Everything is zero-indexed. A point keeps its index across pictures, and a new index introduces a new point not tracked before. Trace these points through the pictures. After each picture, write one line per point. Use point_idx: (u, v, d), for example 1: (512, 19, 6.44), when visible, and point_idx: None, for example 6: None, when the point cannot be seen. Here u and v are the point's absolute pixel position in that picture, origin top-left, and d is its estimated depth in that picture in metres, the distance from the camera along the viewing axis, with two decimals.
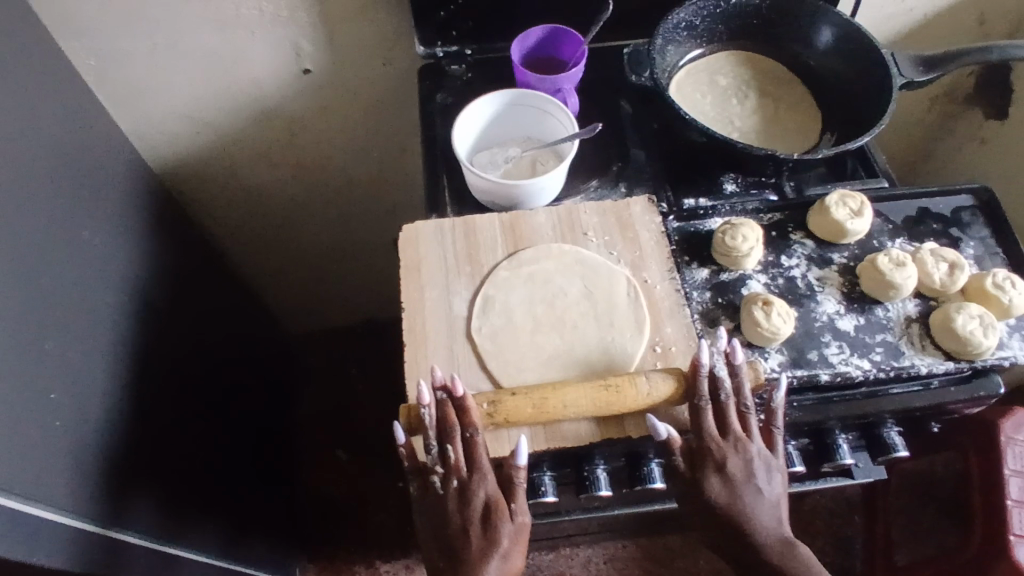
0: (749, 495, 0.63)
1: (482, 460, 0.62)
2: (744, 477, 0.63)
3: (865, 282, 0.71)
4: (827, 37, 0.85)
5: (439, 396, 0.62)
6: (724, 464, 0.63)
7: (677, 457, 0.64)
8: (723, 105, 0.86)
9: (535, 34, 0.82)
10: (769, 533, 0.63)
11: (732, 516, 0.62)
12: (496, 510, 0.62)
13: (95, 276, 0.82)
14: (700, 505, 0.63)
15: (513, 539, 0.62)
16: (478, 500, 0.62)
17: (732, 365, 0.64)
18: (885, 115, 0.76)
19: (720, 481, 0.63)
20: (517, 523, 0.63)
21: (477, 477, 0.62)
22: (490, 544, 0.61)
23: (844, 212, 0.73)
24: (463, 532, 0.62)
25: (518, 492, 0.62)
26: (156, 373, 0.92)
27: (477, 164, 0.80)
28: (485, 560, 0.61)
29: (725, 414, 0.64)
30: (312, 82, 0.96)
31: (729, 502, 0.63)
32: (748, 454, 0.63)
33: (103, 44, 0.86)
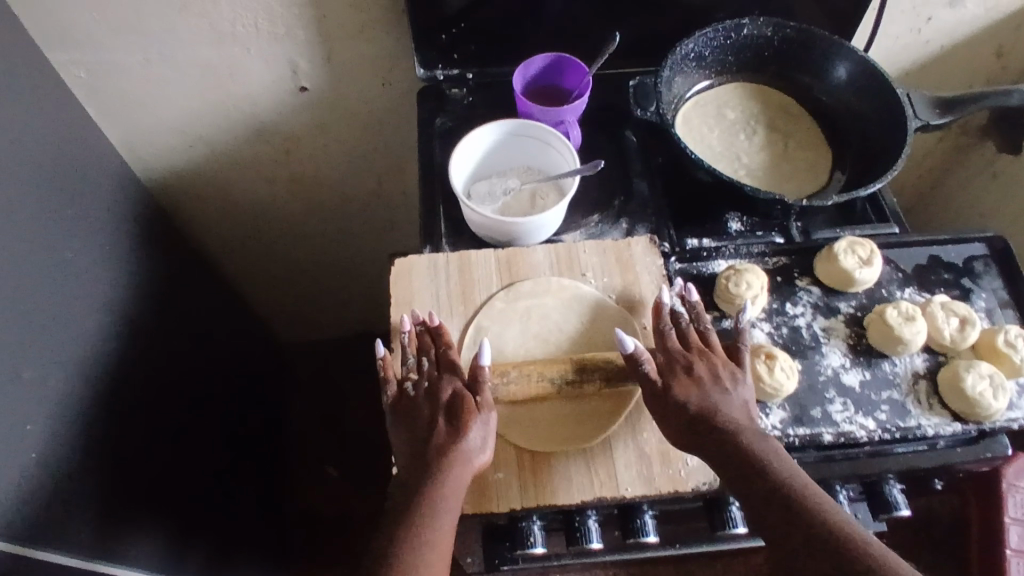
0: (717, 394, 0.61)
1: (453, 365, 0.64)
2: (710, 379, 0.61)
3: (872, 335, 0.68)
4: (841, 73, 0.82)
5: (418, 325, 0.67)
6: (690, 366, 0.62)
7: (647, 366, 0.62)
8: (730, 140, 0.83)
9: (538, 63, 0.79)
10: (741, 427, 0.59)
11: (701, 413, 0.60)
12: (463, 399, 0.61)
13: (78, 299, 0.80)
14: (668, 408, 0.60)
15: (483, 429, 0.60)
16: (447, 394, 0.62)
17: (689, 300, 0.67)
18: (900, 158, 0.73)
19: (687, 382, 0.61)
20: (486, 415, 0.61)
21: (447, 376, 0.63)
22: (457, 429, 0.59)
23: (853, 260, 0.70)
24: (432, 424, 0.60)
25: (482, 383, 0.62)
26: (141, 396, 0.89)
27: (474, 196, 0.77)
28: (452, 440, 0.59)
29: (687, 332, 0.64)
30: (309, 99, 0.93)
31: (698, 402, 0.60)
32: (714, 362, 0.62)
33: (92, 58, 0.83)
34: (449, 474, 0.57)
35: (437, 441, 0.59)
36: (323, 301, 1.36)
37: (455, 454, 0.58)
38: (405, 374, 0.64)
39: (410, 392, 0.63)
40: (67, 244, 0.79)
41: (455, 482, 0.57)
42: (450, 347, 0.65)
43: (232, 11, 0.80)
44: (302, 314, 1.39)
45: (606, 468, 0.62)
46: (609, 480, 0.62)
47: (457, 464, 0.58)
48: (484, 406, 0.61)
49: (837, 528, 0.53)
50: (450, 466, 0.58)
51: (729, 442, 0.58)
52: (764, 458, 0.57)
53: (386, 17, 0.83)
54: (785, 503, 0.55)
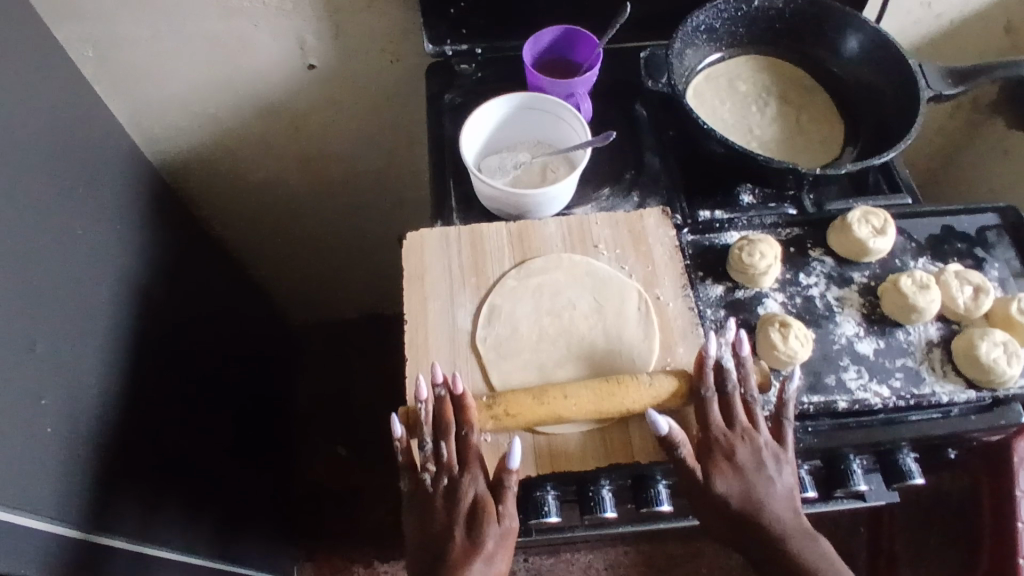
0: (760, 485, 0.59)
1: (474, 459, 0.60)
2: (754, 467, 0.59)
3: (886, 304, 0.68)
4: (853, 45, 0.82)
5: (439, 392, 0.61)
6: (733, 453, 0.59)
7: (683, 452, 0.59)
8: (742, 112, 0.83)
9: (548, 36, 0.79)
10: (785, 528, 0.58)
11: (744, 510, 0.58)
12: (483, 510, 0.58)
13: (90, 275, 0.80)
14: (709, 501, 0.59)
15: (500, 543, 0.59)
16: (467, 498, 0.59)
17: (737, 356, 0.62)
18: (914, 127, 0.73)
19: (730, 473, 0.59)
20: (505, 527, 0.59)
21: (468, 476, 0.59)
22: (476, 543, 0.58)
23: (867, 229, 0.70)
24: (448, 532, 0.58)
25: (507, 494, 0.59)
26: (153, 373, 0.90)
27: (485, 170, 0.77)
28: (469, 562, 0.57)
29: (731, 404, 0.61)
30: (317, 77, 0.93)
31: (741, 497, 0.59)
32: (757, 445, 0.60)
33: (99, 32, 0.83)
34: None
35: (454, 554, 0.57)
36: (330, 284, 1.36)
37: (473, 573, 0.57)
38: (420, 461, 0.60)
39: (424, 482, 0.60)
40: (76, 218, 0.79)
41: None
42: (474, 434, 0.60)
43: None
44: (310, 297, 1.39)
45: (622, 439, 0.63)
46: (625, 452, 0.63)
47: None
48: (504, 520, 0.59)
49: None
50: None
51: (770, 545, 0.58)
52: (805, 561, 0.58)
53: None
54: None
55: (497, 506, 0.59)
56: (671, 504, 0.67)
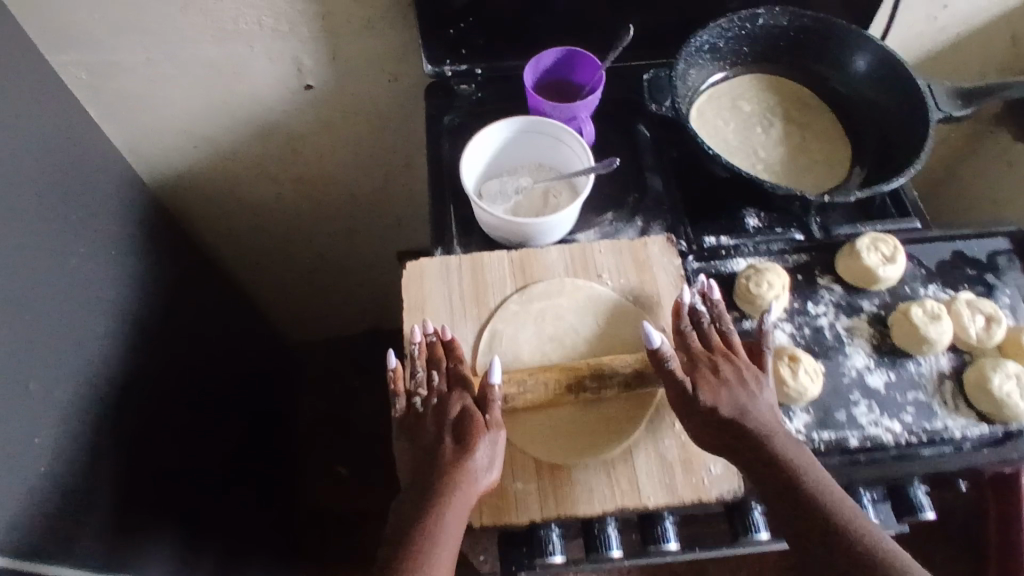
0: (744, 399, 0.60)
1: (461, 381, 0.63)
2: (737, 381, 0.61)
3: (896, 334, 0.67)
4: (862, 65, 0.79)
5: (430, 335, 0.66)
6: (718, 368, 0.61)
7: (674, 365, 0.60)
8: (747, 133, 0.81)
9: (550, 57, 0.77)
10: (771, 436, 0.59)
11: (730, 421, 0.59)
12: (471, 419, 0.60)
13: (84, 304, 0.78)
14: (698, 413, 0.60)
15: (492, 449, 0.60)
16: (455, 412, 0.61)
17: (710, 299, 0.66)
18: (924, 150, 0.70)
19: (716, 388, 0.60)
20: (494, 434, 0.60)
21: (455, 394, 0.62)
22: (465, 447, 0.59)
23: (876, 257, 0.68)
24: (438, 443, 0.60)
25: (491, 401, 0.61)
26: (150, 400, 0.89)
27: (485, 195, 0.76)
28: (459, 466, 0.58)
29: (709, 334, 0.64)
30: (314, 98, 0.91)
31: (728, 408, 0.60)
32: (740, 363, 0.62)
33: (93, 56, 0.81)
34: (457, 496, 0.57)
35: (444, 462, 0.59)
36: (329, 301, 1.35)
37: (461, 474, 0.58)
38: (412, 389, 0.64)
39: (417, 410, 0.63)
40: (71, 248, 0.77)
41: (464, 504, 0.57)
42: (461, 361, 0.64)
43: (235, 7, 0.78)
44: (309, 314, 1.38)
45: (628, 474, 0.62)
46: (631, 489, 0.61)
47: (465, 487, 0.58)
48: (493, 428, 0.60)
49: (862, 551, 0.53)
50: (459, 488, 0.57)
51: (757, 455, 0.58)
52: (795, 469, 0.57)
53: (392, 12, 0.81)
54: (804, 521, 0.56)
55: (484, 417, 0.61)
56: (678, 542, 0.65)
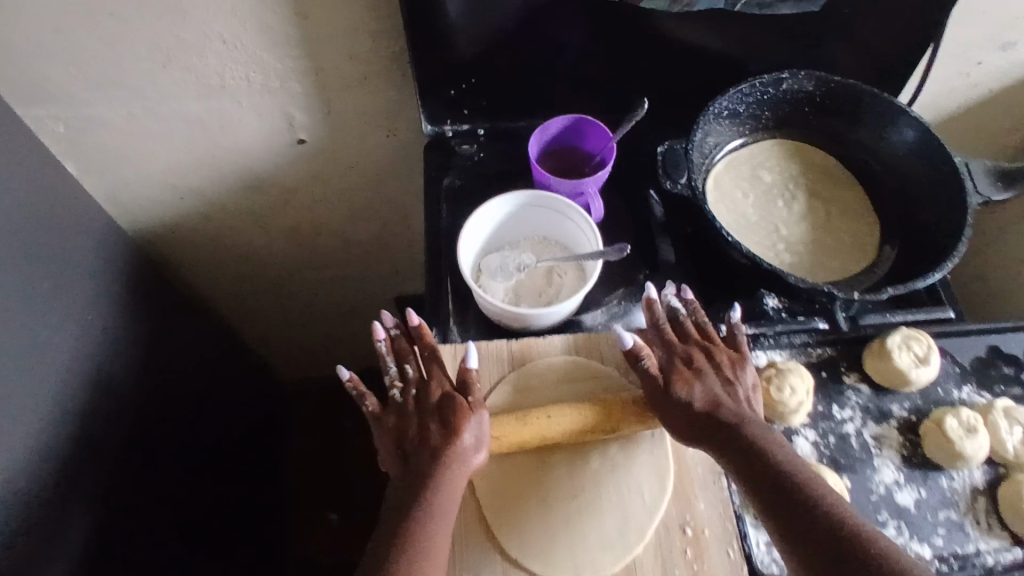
0: (720, 390, 0.60)
1: (439, 369, 0.63)
2: (713, 371, 0.61)
3: (928, 447, 0.62)
4: (908, 135, 0.71)
5: (394, 333, 0.66)
6: (692, 360, 0.61)
7: (649, 363, 0.61)
8: (767, 207, 0.75)
9: (556, 125, 0.72)
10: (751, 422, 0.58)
11: (707, 411, 0.59)
12: (454, 402, 0.60)
13: (59, 378, 0.73)
14: (676, 408, 0.59)
15: (480, 428, 0.60)
16: (436, 399, 0.61)
17: (684, 299, 0.66)
18: (960, 242, 0.65)
19: (692, 381, 0.60)
20: (480, 415, 0.60)
21: (434, 381, 0.62)
22: (451, 431, 0.59)
23: (908, 357, 0.63)
24: (424, 431, 0.60)
25: (471, 383, 0.62)
26: (128, 470, 0.84)
27: (485, 269, 0.71)
28: (450, 450, 0.58)
29: (685, 328, 0.64)
30: (307, 151, 0.86)
31: (704, 401, 0.59)
32: (717, 354, 0.62)
33: (70, 110, 0.76)
34: (449, 480, 0.57)
35: (431, 447, 0.58)
36: (322, 343, 1.29)
37: (451, 458, 0.58)
38: (388, 383, 0.64)
39: (395, 403, 0.63)
40: (47, 318, 0.72)
41: (456, 487, 0.57)
42: (435, 350, 0.64)
43: (220, 63, 0.73)
44: (303, 354, 1.33)
45: None
46: None
47: (456, 470, 0.57)
48: (477, 409, 0.60)
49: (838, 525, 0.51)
50: (450, 472, 0.57)
51: (731, 441, 0.57)
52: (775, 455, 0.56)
53: (389, 68, 0.76)
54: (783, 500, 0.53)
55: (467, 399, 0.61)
56: None
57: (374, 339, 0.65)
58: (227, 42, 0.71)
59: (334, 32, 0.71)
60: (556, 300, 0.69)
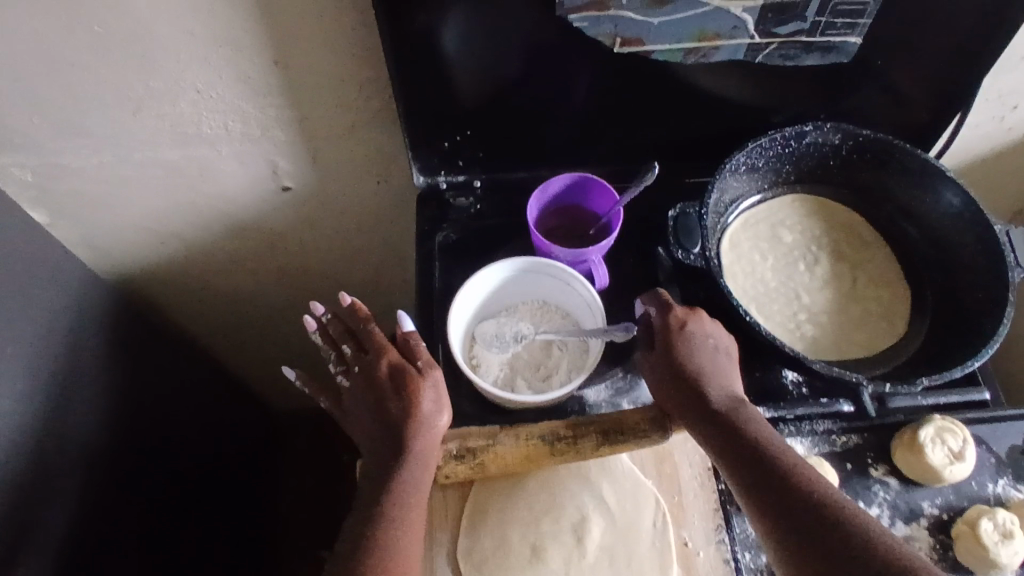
0: (711, 359, 0.59)
1: (377, 342, 0.62)
2: (702, 335, 0.59)
3: (962, 551, 0.56)
4: (948, 198, 0.65)
5: (326, 317, 0.65)
6: (690, 322, 0.60)
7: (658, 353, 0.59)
8: (787, 272, 0.70)
9: (558, 183, 0.66)
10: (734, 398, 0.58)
11: (693, 377, 0.58)
12: (399, 370, 0.59)
13: (16, 448, 0.68)
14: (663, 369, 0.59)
15: (434, 391, 0.59)
16: (382, 371, 0.60)
17: None
18: (1004, 323, 0.59)
19: (685, 340, 0.59)
20: (433, 378, 0.59)
21: (374, 354, 0.61)
22: (407, 400, 0.58)
23: (943, 453, 0.57)
24: (379, 404, 0.59)
25: (416, 349, 0.60)
26: (102, 535, 0.78)
27: (479, 338, 0.65)
28: (411, 418, 0.57)
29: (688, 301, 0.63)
30: (293, 198, 0.80)
31: (692, 364, 0.59)
32: (705, 320, 0.61)
33: (36, 158, 0.71)
34: (416, 448, 0.57)
35: (391, 418, 0.58)
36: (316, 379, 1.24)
37: (412, 427, 0.57)
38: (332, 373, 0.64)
39: (344, 385, 0.63)
40: (3, 386, 0.67)
41: (425, 455, 0.57)
42: (369, 323, 0.63)
43: (195, 110, 0.68)
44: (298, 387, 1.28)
45: None
46: None
47: (420, 437, 0.57)
48: (429, 373, 0.59)
49: (807, 491, 0.50)
50: (415, 440, 0.57)
51: (706, 407, 0.57)
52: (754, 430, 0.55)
53: (378, 115, 0.70)
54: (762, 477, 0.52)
55: (416, 365, 0.60)
56: None
57: (308, 334, 0.66)
58: (200, 89, 0.65)
59: (317, 79, 0.66)
60: (554, 376, 0.64)
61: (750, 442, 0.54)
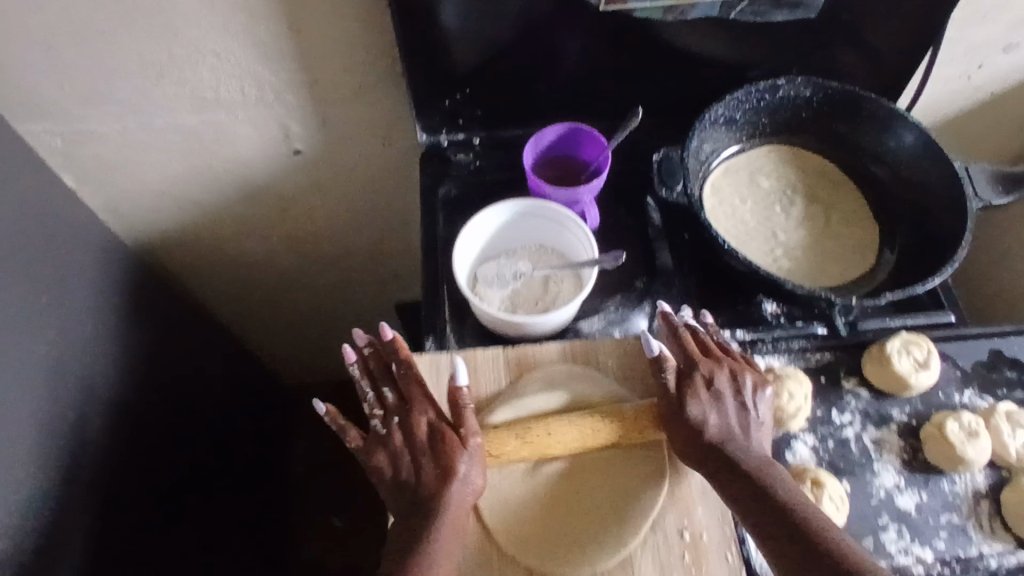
0: (734, 415, 0.59)
1: (420, 393, 0.61)
2: (729, 393, 0.59)
3: (929, 450, 0.61)
4: (904, 140, 0.72)
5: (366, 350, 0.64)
6: (712, 378, 0.59)
7: (669, 378, 0.59)
8: (765, 213, 0.75)
9: (551, 133, 0.72)
10: (756, 457, 0.58)
11: (720, 438, 0.57)
12: (441, 434, 0.59)
13: (59, 390, 0.73)
14: (688, 426, 0.58)
15: (472, 461, 0.58)
16: (423, 430, 0.60)
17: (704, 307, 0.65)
18: (961, 245, 0.65)
19: (708, 398, 0.59)
20: (472, 447, 0.59)
21: (416, 408, 0.61)
22: (446, 468, 0.58)
23: (909, 362, 0.63)
24: (416, 466, 0.59)
25: (462, 411, 0.60)
26: (132, 485, 0.83)
27: (480, 278, 0.70)
28: (446, 487, 0.57)
29: (705, 341, 0.63)
30: (304, 162, 0.86)
31: (716, 421, 0.58)
32: (734, 373, 0.60)
33: (64, 124, 0.76)
34: (449, 515, 0.57)
35: (425, 483, 0.58)
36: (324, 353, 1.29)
37: (447, 495, 0.57)
38: (367, 413, 0.62)
39: (377, 430, 0.62)
40: (44, 333, 0.72)
41: (455, 521, 0.57)
42: (412, 370, 0.62)
43: (215, 76, 0.73)
44: (307, 360, 1.34)
45: None
46: None
47: (454, 504, 0.57)
48: (470, 439, 0.59)
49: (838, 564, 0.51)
50: (448, 506, 0.57)
51: (734, 467, 0.57)
52: (781, 493, 0.55)
53: (384, 78, 0.76)
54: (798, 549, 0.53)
55: (458, 431, 0.59)
56: None
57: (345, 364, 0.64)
58: (218, 55, 0.71)
59: (329, 44, 0.71)
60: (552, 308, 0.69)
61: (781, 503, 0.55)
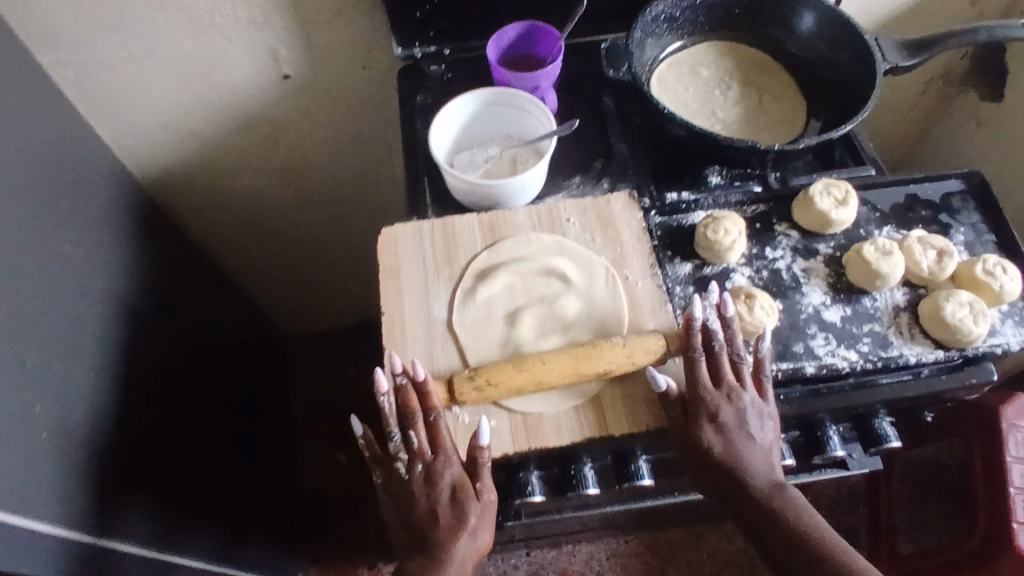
0: (741, 443, 0.63)
1: (445, 443, 0.63)
2: (736, 426, 0.63)
3: (850, 272, 0.70)
4: (809, 23, 0.83)
5: (399, 382, 0.62)
6: (717, 414, 0.63)
7: (677, 412, 0.63)
8: (706, 97, 0.84)
9: (511, 32, 0.81)
10: (757, 482, 0.63)
11: (728, 465, 0.63)
12: (462, 491, 0.63)
13: (79, 289, 0.82)
14: (697, 455, 0.63)
15: (482, 515, 0.63)
16: (445, 482, 0.63)
17: (725, 317, 0.65)
18: (870, 100, 0.74)
19: (714, 432, 0.63)
20: (485, 502, 0.63)
21: (442, 460, 0.63)
22: (459, 521, 0.62)
23: (829, 201, 0.72)
24: (433, 513, 0.63)
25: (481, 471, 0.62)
26: (149, 386, 0.92)
27: (457, 164, 0.79)
28: (454, 538, 0.62)
29: (719, 365, 0.64)
30: (293, 86, 0.95)
31: (723, 451, 0.63)
32: (741, 404, 0.64)
33: (77, 55, 0.85)
34: (456, 557, 0.62)
35: (441, 530, 0.62)
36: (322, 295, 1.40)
37: (456, 546, 0.62)
38: (393, 454, 0.64)
39: (402, 472, 0.64)
40: (64, 235, 0.81)
41: (463, 562, 0.62)
42: (438, 418, 0.62)
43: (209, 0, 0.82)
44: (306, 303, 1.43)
45: (595, 415, 0.64)
46: (597, 423, 0.63)
47: (463, 547, 0.62)
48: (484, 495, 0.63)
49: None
50: (454, 552, 0.62)
51: (747, 493, 0.63)
52: (787, 517, 0.63)
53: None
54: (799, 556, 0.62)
55: (474, 484, 0.63)
56: (652, 480, 0.70)
57: (376, 394, 0.63)
58: None
59: None
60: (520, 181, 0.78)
61: (788, 526, 0.63)
